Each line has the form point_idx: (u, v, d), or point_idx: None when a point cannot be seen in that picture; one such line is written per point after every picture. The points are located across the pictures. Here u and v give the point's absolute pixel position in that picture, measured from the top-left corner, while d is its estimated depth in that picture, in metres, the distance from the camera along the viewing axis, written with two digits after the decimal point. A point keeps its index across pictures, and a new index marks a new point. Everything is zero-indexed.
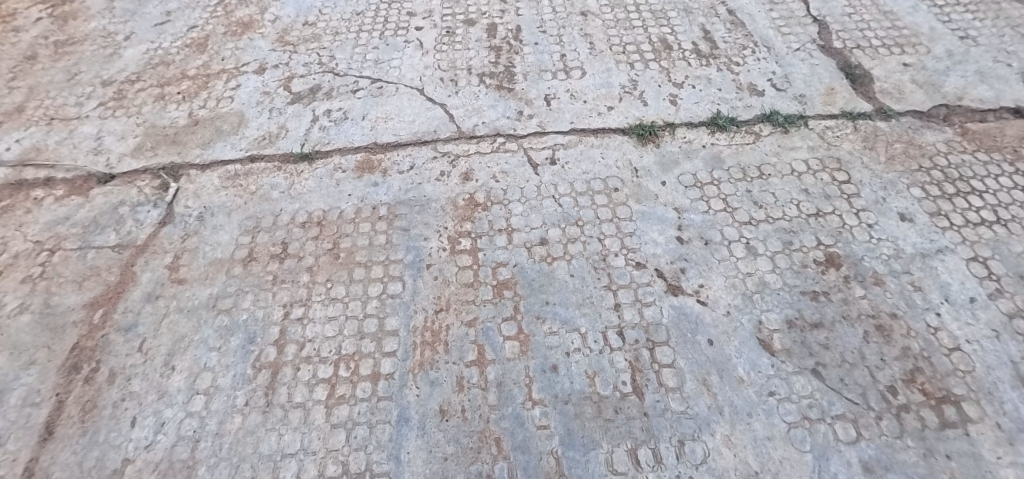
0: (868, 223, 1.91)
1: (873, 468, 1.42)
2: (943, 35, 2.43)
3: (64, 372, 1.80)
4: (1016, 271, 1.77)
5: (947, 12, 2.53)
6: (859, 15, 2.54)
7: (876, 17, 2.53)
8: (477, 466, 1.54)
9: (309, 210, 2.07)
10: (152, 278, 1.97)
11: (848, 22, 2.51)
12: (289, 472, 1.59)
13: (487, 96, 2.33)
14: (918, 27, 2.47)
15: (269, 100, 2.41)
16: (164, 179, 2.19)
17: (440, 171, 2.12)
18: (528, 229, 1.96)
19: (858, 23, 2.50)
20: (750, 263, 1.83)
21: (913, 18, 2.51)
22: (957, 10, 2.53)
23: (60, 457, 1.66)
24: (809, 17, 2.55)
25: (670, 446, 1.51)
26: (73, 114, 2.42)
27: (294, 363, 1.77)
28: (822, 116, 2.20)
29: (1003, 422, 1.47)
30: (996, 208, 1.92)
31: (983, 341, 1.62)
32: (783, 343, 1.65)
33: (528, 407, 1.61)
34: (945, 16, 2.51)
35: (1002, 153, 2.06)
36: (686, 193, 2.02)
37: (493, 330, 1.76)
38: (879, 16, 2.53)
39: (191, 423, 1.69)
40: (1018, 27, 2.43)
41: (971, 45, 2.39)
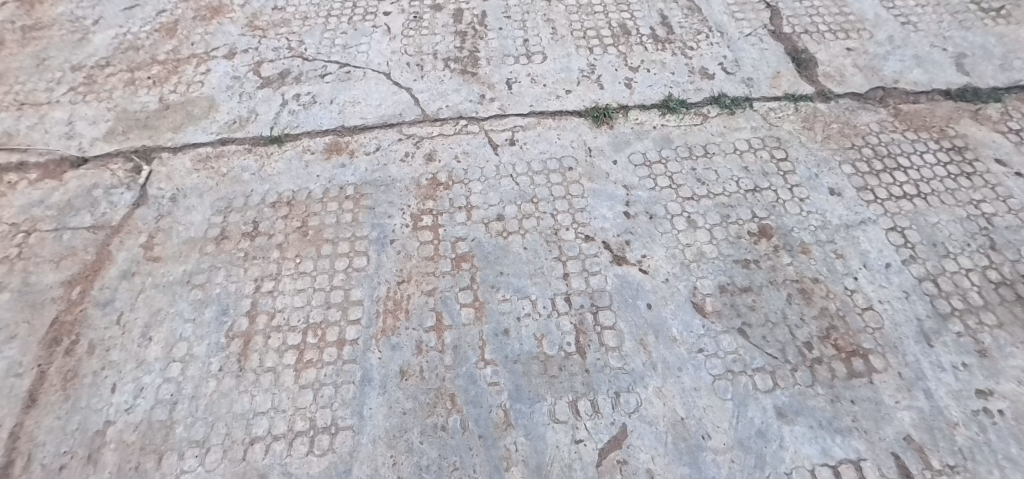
0: (801, 198, 1.96)
1: (786, 413, 1.59)
2: (885, 22, 2.36)
3: (45, 345, 1.91)
4: (930, 241, 1.84)
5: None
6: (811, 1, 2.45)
7: (825, 2, 2.44)
8: (433, 419, 1.69)
9: (279, 191, 2.18)
10: (128, 257, 2.08)
11: (799, 7, 2.43)
12: (260, 428, 1.72)
13: (452, 81, 2.39)
14: (864, 13, 2.39)
15: (240, 84, 2.50)
16: (137, 162, 2.29)
17: (404, 152, 2.23)
18: (486, 207, 2.06)
19: (809, 8, 2.42)
20: (689, 235, 1.91)
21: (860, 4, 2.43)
22: None
23: (44, 421, 1.77)
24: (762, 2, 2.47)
25: (607, 398, 1.66)
26: (44, 99, 2.50)
27: (265, 331, 1.89)
28: (767, 98, 2.19)
29: (904, 372, 1.62)
30: (919, 183, 1.95)
31: (893, 302, 1.73)
32: (714, 306, 1.77)
33: (481, 367, 1.75)
34: (889, 2, 2.43)
35: (930, 132, 2.07)
36: (635, 171, 2.08)
37: (451, 299, 1.88)
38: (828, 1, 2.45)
39: (168, 387, 1.82)
40: (957, 15, 2.36)
41: (912, 30, 2.32)
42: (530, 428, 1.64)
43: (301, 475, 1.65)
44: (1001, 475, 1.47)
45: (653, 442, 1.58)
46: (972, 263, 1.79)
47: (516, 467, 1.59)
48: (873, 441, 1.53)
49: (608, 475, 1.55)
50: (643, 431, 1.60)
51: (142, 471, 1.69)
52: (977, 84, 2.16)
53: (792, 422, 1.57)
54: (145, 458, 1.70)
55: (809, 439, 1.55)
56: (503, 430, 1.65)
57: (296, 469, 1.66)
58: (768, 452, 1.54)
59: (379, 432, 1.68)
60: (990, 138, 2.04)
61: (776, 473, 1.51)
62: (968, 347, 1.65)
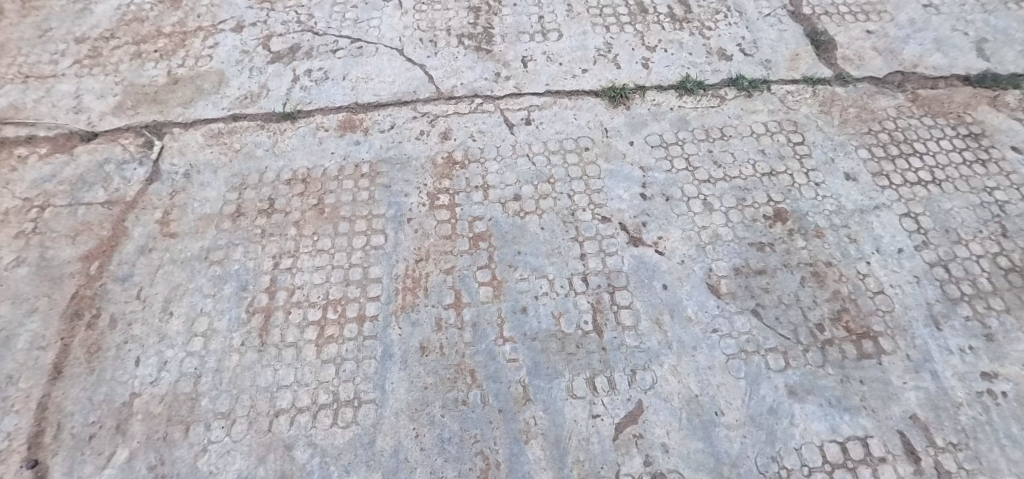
0: (817, 182, 1.98)
1: (797, 391, 1.65)
2: (907, 4, 2.35)
3: (67, 318, 1.95)
4: (943, 226, 1.87)
5: None
6: None
7: None
8: (454, 393, 1.74)
9: (294, 167, 2.20)
10: (144, 232, 2.10)
11: None
12: (284, 401, 1.78)
13: (466, 58, 2.39)
14: None
15: (250, 58, 2.49)
16: (148, 137, 2.30)
17: (420, 130, 2.24)
18: (503, 186, 2.08)
19: None
20: (705, 217, 1.94)
21: None
22: None
23: (70, 392, 1.83)
24: None
25: (624, 375, 1.71)
26: (49, 72, 2.49)
27: (286, 306, 1.93)
28: (784, 81, 2.19)
29: (912, 353, 1.68)
30: (934, 169, 1.98)
31: (904, 286, 1.78)
32: (729, 287, 1.81)
33: (500, 344, 1.80)
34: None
35: (946, 118, 2.08)
36: (652, 152, 2.09)
37: (469, 277, 1.92)
38: None
39: (192, 361, 1.86)
40: None
41: (932, 14, 2.31)
42: (549, 403, 1.70)
43: (325, 446, 1.70)
44: (1001, 453, 1.54)
45: (668, 417, 1.64)
46: (983, 249, 1.83)
47: (536, 441, 1.65)
48: (880, 419, 1.60)
49: (624, 449, 1.62)
50: (658, 407, 1.66)
51: (169, 441, 1.74)
52: (995, 70, 2.16)
53: (802, 401, 1.63)
54: (172, 428, 1.76)
55: (818, 416, 1.61)
56: (522, 404, 1.70)
57: (319, 441, 1.71)
58: (779, 428, 1.60)
59: (401, 405, 1.74)
60: (1005, 125, 2.06)
61: (786, 448, 1.58)
62: (975, 331, 1.70)
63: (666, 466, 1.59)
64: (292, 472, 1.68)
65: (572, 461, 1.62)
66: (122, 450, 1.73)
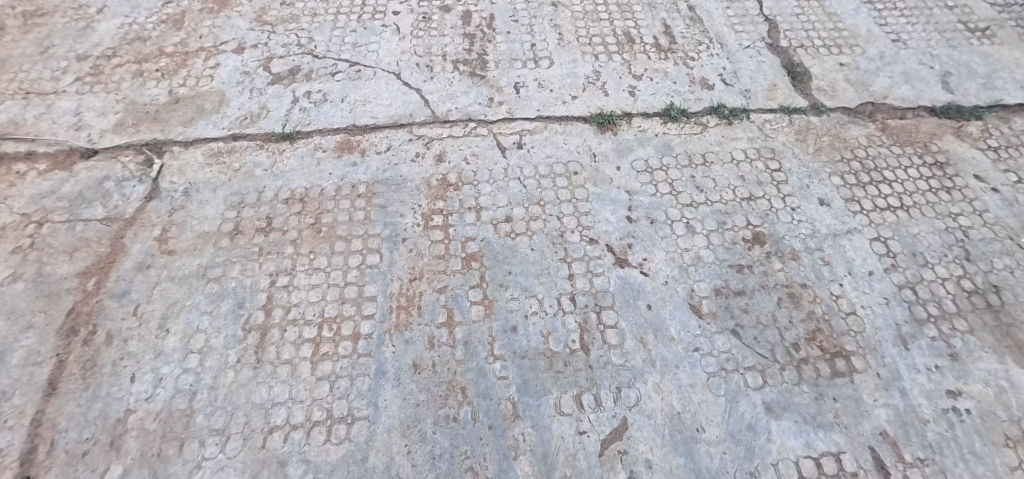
0: (793, 207, 2.08)
1: (774, 408, 1.73)
2: (878, 38, 2.48)
3: (63, 335, 1.98)
4: (911, 250, 1.97)
5: (884, 15, 2.56)
6: (807, 15, 2.57)
7: (820, 17, 2.56)
8: (445, 410, 1.80)
9: (292, 187, 2.26)
10: (142, 249, 2.14)
11: (797, 21, 2.54)
12: (278, 417, 1.82)
13: (460, 83, 2.47)
14: (858, 28, 2.51)
15: (250, 80, 2.55)
16: (148, 155, 2.35)
17: (415, 152, 2.31)
18: (495, 208, 2.16)
19: (805, 23, 2.53)
20: (688, 239, 2.03)
21: (854, 20, 2.55)
22: (893, 13, 2.57)
23: (65, 408, 1.85)
24: (762, 15, 2.57)
25: (609, 392, 1.78)
26: (50, 88, 2.53)
27: (282, 324, 1.98)
28: (763, 110, 2.30)
29: (882, 372, 1.76)
30: (902, 195, 2.09)
31: (875, 307, 1.87)
32: (710, 307, 1.90)
33: (491, 362, 1.86)
34: (882, 19, 2.54)
35: (914, 147, 2.19)
36: (638, 177, 2.18)
37: (461, 296, 1.98)
38: (823, 16, 2.56)
39: (187, 378, 1.90)
40: (946, 33, 2.49)
41: (901, 48, 2.44)
42: (537, 420, 1.76)
43: (318, 463, 1.75)
44: (965, 467, 1.62)
45: (651, 434, 1.71)
46: (948, 272, 1.93)
47: (524, 457, 1.71)
48: (852, 436, 1.68)
49: (609, 464, 1.68)
50: (642, 423, 1.73)
51: (163, 458, 1.78)
52: (959, 102, 2.29)
53: (779, 417, 1.71)
54: (166, 444, 1.79)
55: (794, 433, 1.69)
56: (512, 421, 1.77)
57: (313, 457, 1.76)
58: (756, 444, 1.68)
59: (393, 422, 1.79)
60: (969, 154, 2.18)
61: (764, 464, 1.65)
62: (941, 350, 1.79)
63: None
64: None
65: (559, 476, 1.67)
66: (115, 466, 1.76)
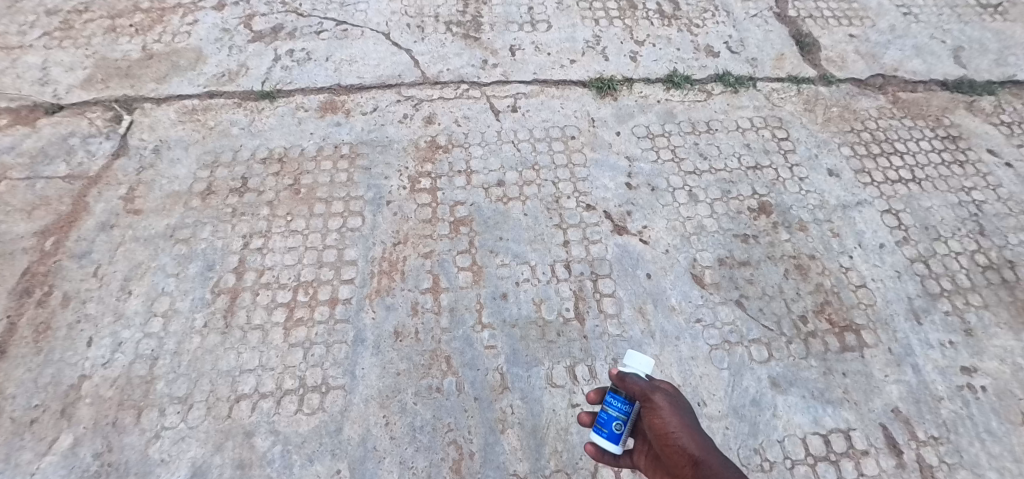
0: (801, 177, 1.99)
1: (779, 383, 1.62)
2: (888, 11, 2.39)
3: (15, 295, 1.79)
4: (923, 224, 1.90)
5: None
6: None
7: None
8: (427, 380, 1.66)
9: (270, 147, 2.09)
10: (107, 209, 1.95)
11: None
12: (247, 386, 1.67)
13: (453, 44, 2.34)
14: (867, 1, 2.42)
15: (229, 37, 2.34)
16: (118, 111, 2.14)
17: (403, 114, 2.17)
18: (487, 172, 2.03)
19: None
20: (690, 208, 1.92)
21: None
22: None
23: (14, 374, 1.67)
24: None
25: (605, 364, 1.67)
26: (15, 43, 2.28)
27: (254, 288, 1.82)
28: (770, 79, 2.21)
29: (893, 347, 1.67)
30: (914, 168, 2.01)
31: (886, 281, 1.78)
32: (713, 278, 1.79)
33: (478, 330, 1.73)
34: None
35: (925, 121, 2.12)
36: (638, 143, 2.08)
37: (448, 262, 1.86)
38: None
39: (149, 342, 1.73)
40: (957, 8, 2.41)
41: (912, 22, 2.36)
42: (526, 392, 1.64)
43: (288, 434, 1.60)
44: (981, 447, 1.54)
45: None
46: (961, 247, 1.86)
47: (512, 430, 1.59)
48: (862, 412, 1.58)
49: None
50: None
51: (120, 427, 1.61)
52: (972, 77, 2.21)
53: (785, 392, 1.60)
54: (123, 413, 1.62)
55: (801, 408, 1.58)
56: (499, 393, 1.64)
57: (283, 429, 1.61)
58: (761, 420, 1.57)
59: (371, 392, 1.65)
60: (982, 129, 2.11)
61: (769, 441, 1.54)
62: (954, 326, 1.71)
63: None
64: (251, 462, 1.56)
65: (549, 452, 1.57)
66: (66, 436, 1.59)
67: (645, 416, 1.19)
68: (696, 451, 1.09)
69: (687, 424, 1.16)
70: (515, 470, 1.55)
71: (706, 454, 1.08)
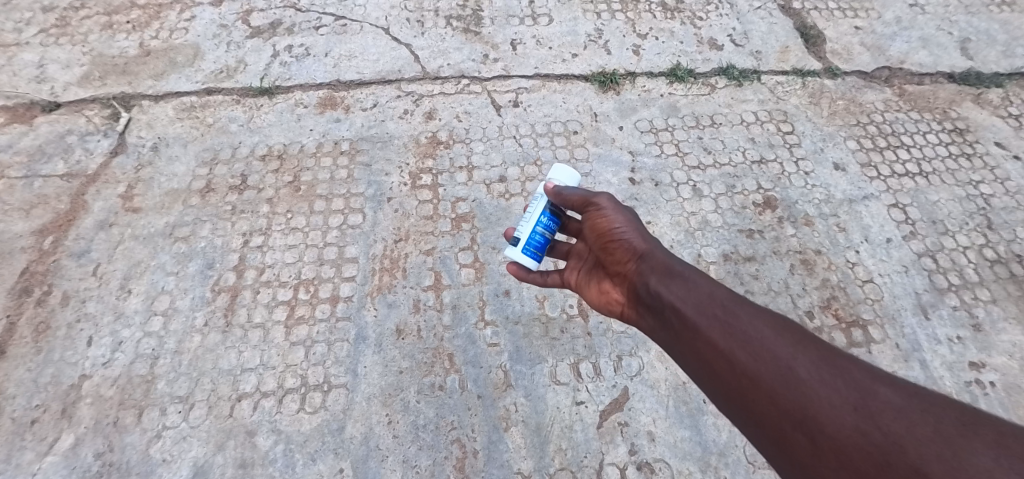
0: (806, 171, 1.98)
1: None
2: (894, 2, 2.36)
3: (13, 295, 1.77)
4: (930, 217, 1.88)
5: None
6: None
7: None
8: (430, 378, 1.65)
9: (269, 143, 2.07)
10: (105, 207, 1.93)
11: None
12: (248, 385, 1.65)
13: (454, 39, 2.31)
14: None
15: (227, 33, 2.32)
16: (115, 109, 2.12)
17: (404, 110, 2.15)
18: (488, 168, 2.02)
19: None
20: (694, 203, 1.91)
21: None
22: None
23: (14, 374, 1.65)
24: None
25: (609, 361, 1.67)
26: (11, 40, 2.26)
27: (254, 287, 1.80)
28: (774, 72, 2.18)
29: (901, 343, 1.66)
30: (920, 161, 1.99)
31: (893, 275, 1.77)
32: (717, 274, 1.77)
33: (480, 328, 1.72)
34: None
35: (932, 113, 2.10)
36: (641, 137, 2.06)
37: (450, 258, 1.84)
38: None
39: (150, 342, 1.71)
40: None
41: (918, 13, 2.33)
42: (530, 389, 1.63)
43: (290, 433, 1.59)
44: None
45: (654, 405, 1.61)
46: (969, 241, 1.84)
47: (516, 428, 1.58)
48: None
49: (609, 437, 1.57)
50: (644, 394, 1.62)
51: (121, 427, 1.59)
52: (979, 69, 2.19)
53: None
54: (124, 413, 1.61)
55: None
56: (503, 390, 1.63)
57: (284, 427, 1.59)
58: None
59: (373, 391, 1.64)
60: (990, 122, 2.09)
61: None
62: (962, 320, 1.70)
63: (652, 455, 1.55)
64: (253, 461, 1.55)
65: (553, 449, 1.55)
66: (67, 435, 1.58)
67: (591, 219, 1.23)
68: (639, 245, 1.15)
69: (629, 221, 1.20)
70: (519, 469, 1.53)
71: (647, 247, 1.15)
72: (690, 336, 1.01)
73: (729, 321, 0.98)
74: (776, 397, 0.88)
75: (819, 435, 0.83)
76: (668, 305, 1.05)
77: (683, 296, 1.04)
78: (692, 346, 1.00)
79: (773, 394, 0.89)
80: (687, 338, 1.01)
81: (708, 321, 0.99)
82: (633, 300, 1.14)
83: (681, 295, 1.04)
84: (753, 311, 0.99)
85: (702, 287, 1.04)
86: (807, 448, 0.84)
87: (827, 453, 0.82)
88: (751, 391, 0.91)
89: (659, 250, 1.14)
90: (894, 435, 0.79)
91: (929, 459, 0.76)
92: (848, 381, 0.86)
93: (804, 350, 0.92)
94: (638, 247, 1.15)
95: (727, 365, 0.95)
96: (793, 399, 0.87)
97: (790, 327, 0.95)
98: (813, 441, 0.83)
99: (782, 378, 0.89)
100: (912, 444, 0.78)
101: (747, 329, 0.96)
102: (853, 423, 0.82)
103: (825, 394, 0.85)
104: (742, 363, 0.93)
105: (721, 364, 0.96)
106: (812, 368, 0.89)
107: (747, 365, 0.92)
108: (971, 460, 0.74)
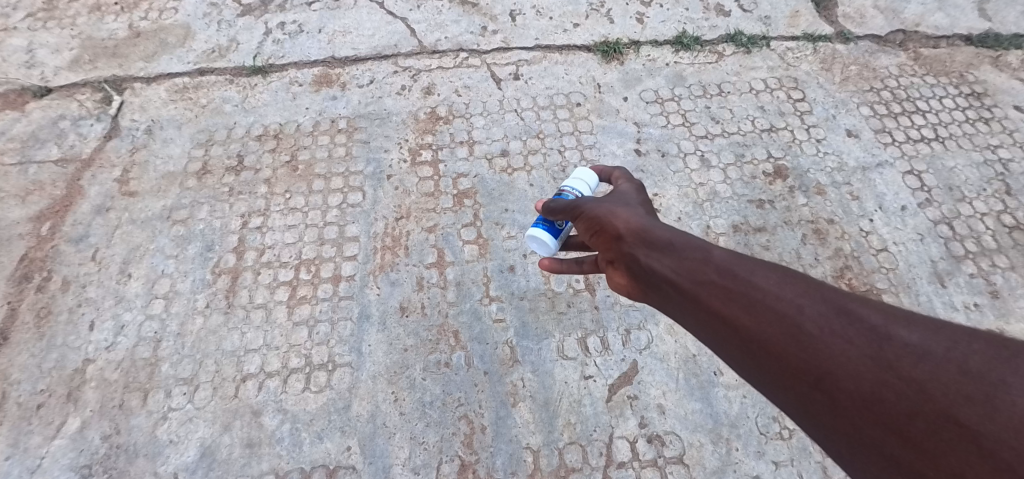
0: (818, 138, 1.93)
1: None
2: None
3: (14, 281, 1.75)
4: (946, 184, 1.83)
5: None
6: None
7: None
8: (436, 355, 1.62)
9: (265, 123, 2.03)
10: (101, 192, 1.90)
11: None
12: (252, 366, 1.63)
13: (450, 12, 2.26)
14: None
15: (218, 11, 2.27)
16: (107, 92, 2.08)
17: (401, 85, 2.10)
18: (490, 142, 1.97)
19: None
20: (703, 174, 1.86)
21: None
22: None
23: (17, 360, 1.64)
24: None
25: (617, 335, 1.64)
26: None
27: (255, 267, 1.77)
28: (784, 37, 2.13)
29: (916, 311, 1.63)
30: (936, 127, 1.94)
31: (908, 244, 1.73)
32: (728, 245, 1.74)
33: (485, 304, 1.69)
34: None
35: (949, 77, 2.04)
36: (647, 108, 2.01)
37: (453, 235, 1.80)
38: None
39: (152, 324, 1.69)
40: None
41: None
42: (538, 364, 1.60)
43: (296, 412, 1.57)
44: None
45: (664, 378, 1.58)
46: (987, 207, 1.79)
47: (524, 403, 1.56)
48: None
49: (618, 411, 1.54)
50: (653, 368, 1.60)
51: (126, 410, 1.58)
52: (998, 30, 2.11)
53: None
54: (129, 396, 1.60)
55: None
56: (509, 366, 1.60)
57: (290, 407, 1.58)
58: None
59: (378, 369, 1.61)
60: (1008, 85, 2.02)
61: None
62: (980, 287, 1.66)
63: (663, 428, 1.52)
64: (260, 441, 1.54)
65: (562, 424, 1.53)
66: (74, 419, 1.57)
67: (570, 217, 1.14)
68: (622, 222, 1.03)
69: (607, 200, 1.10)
70: (528, 444, 1.51)
71: (631, 221, 1.02)
72: (691, 308, 0.89)
73: (727, 284, 0.86)
74: (787, 360, 0.77)
75: (839, 396, 0.73)
76: (663, 279, 0.93)
77: (675, 266, 0.92)
78: (693, 316, 0.88)
79: (784, 358, 0.78)
80: (689, 312, 0.89)
81: (707, 290, 0.87)
82: (628, 280, 1.01)
83: (672, 265, 0.92)
84: (751, 266, 0.87)
85: (694, 252, 0.91)
86: (828, 408, 0.74)
87: (852, 413, 0.72)
88: (762, 359, 0.80)
89: (644, 222, 1.01)
90: (920, 380, 0.69)
91: (960, 403, 0.66)
92: (861, 328, 0.75)
93: (811, 299, 0.80)
94: (620, 225, 1.02)
95: (733, 333, 0.83)
96: (804, 358, 0.76)
97: (792, 278, 0.84)
98: (835, 402, 0.73)
99: (791, 335, 0.78)
100: (939, 389, 0.67)
101: (747, 288, 0.84)
102: (874, 376, 0.71)
103: (839, 348, 0.74)
104: (746, 329, 0.81)
105: (728, 334, 0.84)
106: (820, 319, 0.77)
107: (752, 329, 0.81)
108: (1008, 396, 0.64)
